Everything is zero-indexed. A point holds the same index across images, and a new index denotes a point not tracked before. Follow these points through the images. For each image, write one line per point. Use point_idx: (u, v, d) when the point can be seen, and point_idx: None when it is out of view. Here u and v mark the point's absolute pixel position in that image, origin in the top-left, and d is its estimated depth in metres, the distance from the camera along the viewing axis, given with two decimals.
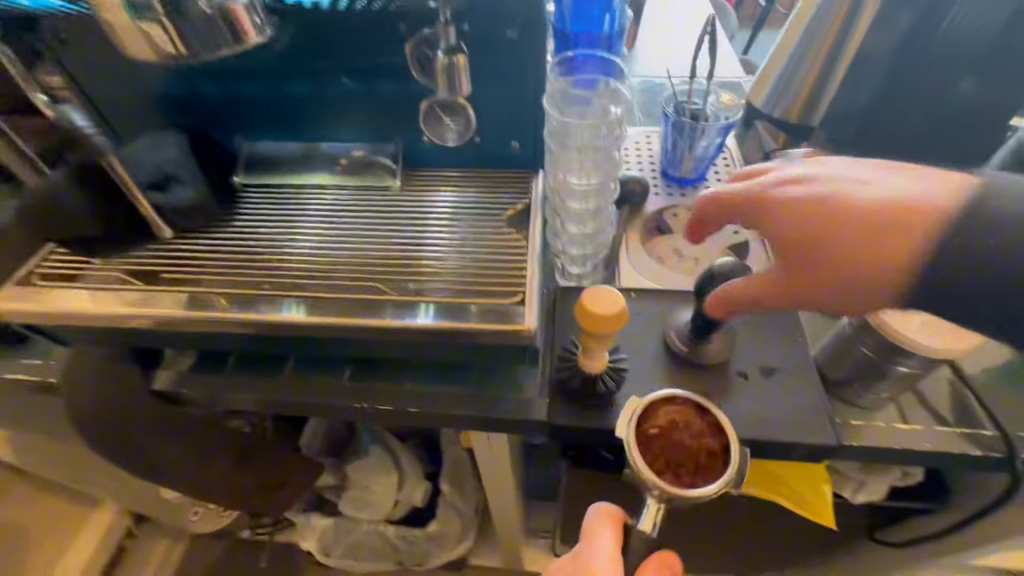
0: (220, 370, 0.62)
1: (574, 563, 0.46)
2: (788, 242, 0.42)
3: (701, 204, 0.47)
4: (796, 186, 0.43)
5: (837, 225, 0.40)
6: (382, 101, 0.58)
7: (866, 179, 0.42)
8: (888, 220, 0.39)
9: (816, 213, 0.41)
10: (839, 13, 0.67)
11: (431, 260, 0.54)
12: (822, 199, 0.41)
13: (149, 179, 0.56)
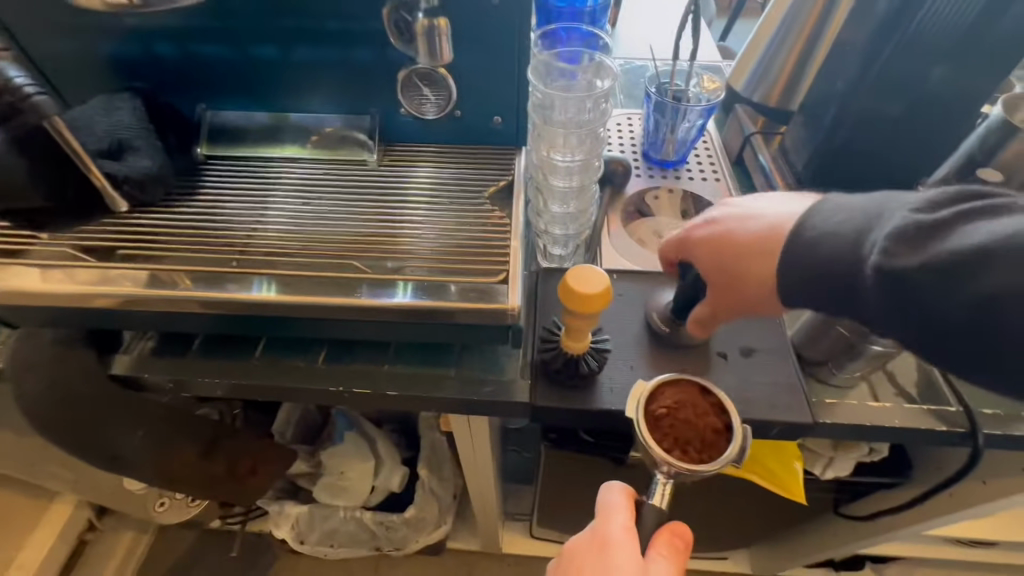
0: (185, 353, 0.59)
1: (590, 540, 0.45)
2: (708, 273, 0.49)
3: (663, 243, 0.53)
4: (711, 222, 0.49)
5: (739, 253, 0.46)
6: (356, 69, 0.55)
7: (760, 209, 0.47)
8: (768, 246, 0.45)
9: (725, 245, 0.47)
10: (813, 12, 0.71)
11: (409, 238, 0.52)
12: (727, 232, 0.48)
13: (100, 146, 0.52)
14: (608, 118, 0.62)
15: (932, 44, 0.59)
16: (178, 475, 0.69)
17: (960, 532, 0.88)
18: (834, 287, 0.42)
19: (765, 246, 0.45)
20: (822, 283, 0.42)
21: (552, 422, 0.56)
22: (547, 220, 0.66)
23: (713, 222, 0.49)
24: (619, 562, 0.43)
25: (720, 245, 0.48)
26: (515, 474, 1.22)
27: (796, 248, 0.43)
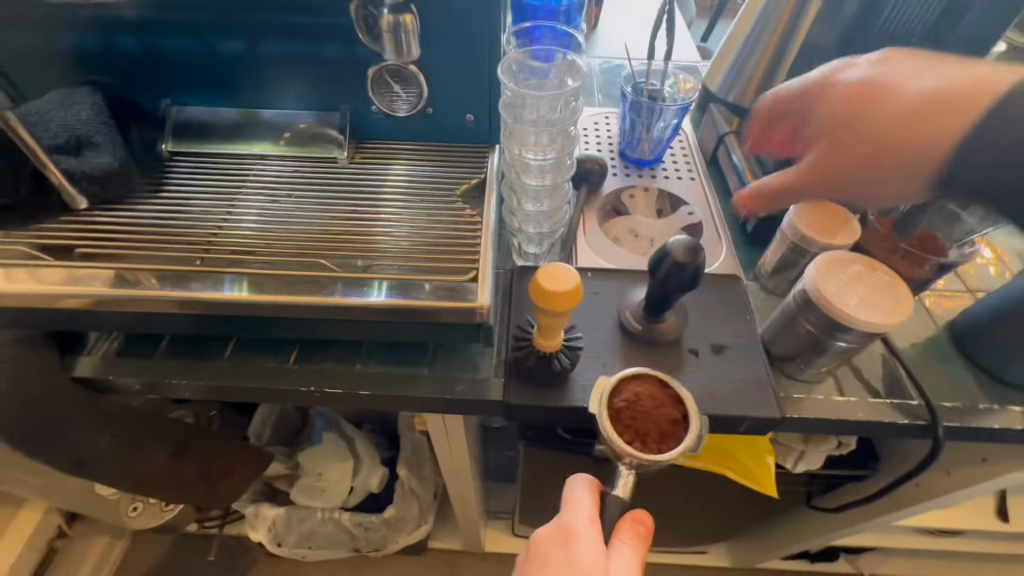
0: (153, 353, 0.58)
1: (554, 530, 0.45)
2: (842, 129, 0.50)
3: (766, 101, 0.57)
4: (864, 79, 0.50)
5: (898, 114, 0.47)
6: (326, 65, 0.54)
7: (917, 76, 0.48)
8: (930, 108, 0.47)
9: (878, 107, 0.48)
10: (783, 15, 0.70)
11: (382, 236, 0.51)
12: (880, 95, 0.49)
13: (57, 141, 0.50)
14: (578, 117, 0.63)
15: (893, 39, 0.69)
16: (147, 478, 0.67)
17: (926, 521, 0.91)
18: None
19: (953, 107, 0.46)
20: None
21: (527, 419, 0.56)
22: (521, 219, 0.66)
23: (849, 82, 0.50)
24: (583, 551, 0.44)
25: (879, 101, 0.48)
26: (497, 473, 1.22)
27: (993, 119, 0.44)
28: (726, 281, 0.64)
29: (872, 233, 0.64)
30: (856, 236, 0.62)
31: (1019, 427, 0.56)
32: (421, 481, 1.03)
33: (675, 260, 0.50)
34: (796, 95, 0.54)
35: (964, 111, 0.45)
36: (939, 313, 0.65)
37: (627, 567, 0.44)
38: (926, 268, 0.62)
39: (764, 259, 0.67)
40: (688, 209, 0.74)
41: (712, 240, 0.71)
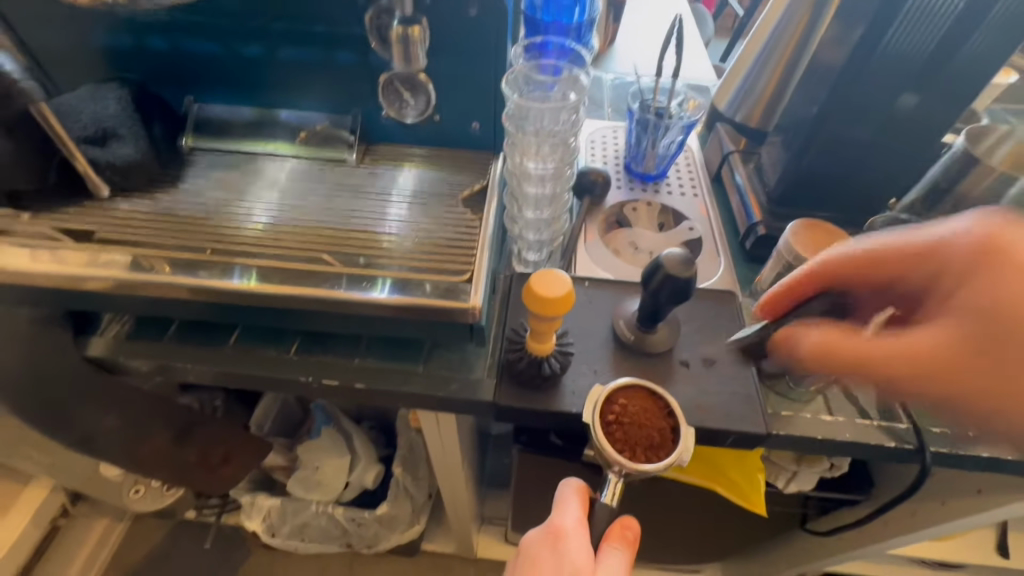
0: (161, 338, 0.60)
1: (543, 534, 0.45)
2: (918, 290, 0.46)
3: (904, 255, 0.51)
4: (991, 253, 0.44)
5: (965, 303, 0.43)
6: (341, 71, 0.57)
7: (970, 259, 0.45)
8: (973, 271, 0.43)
9: (982, 277, 0.43)
10: (800, 23, 0.72)
11: (386, 236, 0.54)
12: (870, 252, 0.49)
13: (85, 133, 0.53)
14: (579, 130, 0.63)
15: (900, 64, 0.59)
16: (148, 461, 0.69)
17: (925, 551, 0.89)
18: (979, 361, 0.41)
19: (880, 270, 0.49)
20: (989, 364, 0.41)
21: (517, 421, 0.57)
22: (521, 226, 0.67)
23: (955, 234, 0.45)
24: (574, 551, 0.44)
25: (987, 264, 0.43)
26: (493, 478, 1.22)
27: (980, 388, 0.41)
28: (721, 296, 0.65)
29: None
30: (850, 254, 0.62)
31: (1009, 457, 0.55)
32: (415, 481, 1.04)
33: (667, 273, 0.51)
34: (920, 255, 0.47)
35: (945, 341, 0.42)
36: None
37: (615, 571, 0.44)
38: None
39: (761, 276, 0.68)
40: (689, 225, 0.75)
41: (710, 256, 0.72)
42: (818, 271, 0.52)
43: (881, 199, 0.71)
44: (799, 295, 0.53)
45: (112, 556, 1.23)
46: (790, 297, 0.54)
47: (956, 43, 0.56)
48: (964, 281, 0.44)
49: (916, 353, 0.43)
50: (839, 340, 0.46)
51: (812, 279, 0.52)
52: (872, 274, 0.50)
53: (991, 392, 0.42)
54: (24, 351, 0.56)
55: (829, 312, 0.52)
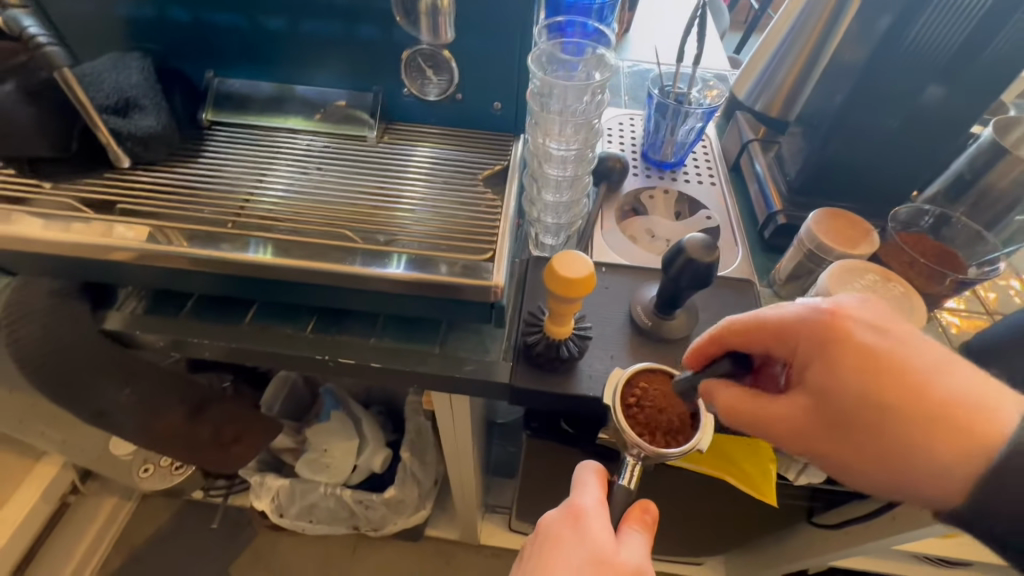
0: (178, 314, 0.60)
1: (563, 513, 0.46)
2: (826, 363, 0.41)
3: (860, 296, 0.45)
4: (875, 329, 0.41)
5: (813, 385, 0.42)
6: (361, 46, 0.56)
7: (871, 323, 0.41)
8: (825, 345, 0.41)
9: (826, 358, 0.41)
10: (819, 23, 0.71)
11: (401, 214, 0.53)
12: (764, 318, 0.45)
13: (108, 102, 0.52)
14: (603, 110, 0.62)
15: (919, 65, 0.59)
16: (161, 438, 0.65)
17: (926, 546, 0.86)
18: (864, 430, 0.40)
19: (763, 337, 0.45)
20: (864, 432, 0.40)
21: (533, 405, 0.57)
22: (539, 209, 0.67)
23: (818, 311, 0.43)
24: (596, 530, 0.44)
25: (830, 346, 0.41)
26: (497, 467, 1.22)
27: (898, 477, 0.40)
28: (739, 285, 0.64)
29: (892, 246, 0.63)
30: (874, 245, 0.62)
31: None
32: (423, 466, 1.04)
33: (689, 257, 0.51)
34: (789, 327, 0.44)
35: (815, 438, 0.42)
36: (956, 334, 0.64)
37: (638, 552, 0.44)
38: (944, 284, 0.60)
39: (779, 266, 0.67)
40: (707, 213, 0.74)
41: (728, 245, 0.71)
42: (718, 335, 0.47)
43: (904, 192, 0.70)
44: (706, 357, 0.48)
45: (118, 537, 1.21)
46: (700, 357, 0.48)
47: (985, 36, 0.55)
48: (817, 355, 0.42)
49: (780, 420, 0.42)
50: (740, 403, 0.44)
51: (718, 341, 0.47)
52: (754, 340, 0.46)
53: (843, 460, 0.41)
54: (44, 322, 0.56)
55: (736, 372, 0.46)
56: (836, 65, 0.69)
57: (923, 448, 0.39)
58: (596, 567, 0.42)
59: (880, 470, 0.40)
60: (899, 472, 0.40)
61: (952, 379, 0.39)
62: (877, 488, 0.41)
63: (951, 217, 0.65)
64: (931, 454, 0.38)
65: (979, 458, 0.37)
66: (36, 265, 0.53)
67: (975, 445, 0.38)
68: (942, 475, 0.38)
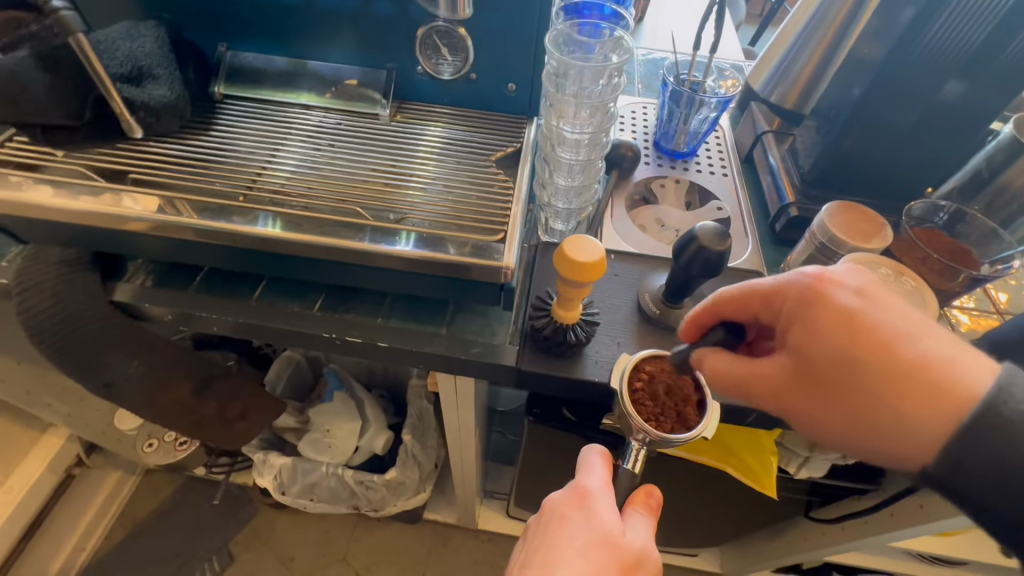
0: (186, 288, 0.60)
1: (570, 493, 0.46)
2: (807, 325, 0.40)
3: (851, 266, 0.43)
4: (859, 294, 0.39)
5: (793, 344, 0.41)
6: (375, 21, 0.56)
7: (859, 290, 0.40)
8: (804, 309, 0.41)
9: (803, 319, 0.40)
10: (835, 20, 0.70)
11: (411, 190, 0.53)
12: (754, 286, 0.45)
13: (122, 70, 0.52)
14: (619, 94, 0.61)
15: (938, 60, 0.58)
16: (166, 410, 0.65)
17: (923, 544, 0.85)
18: (841, 391, 0.39)
19: (751, 302, 0.45)
20: (843, 394, 0.39)
21: (538, 389, 0.57)
22: (550, 192, 0.67)
23: (804, 274, 0.42)
24: (602, 512, 0.45)
25: (810, 307, 0.40)
26: (497, 454, 1.23)
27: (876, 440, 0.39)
28: (748, 276, 0.64)
29: (903, 241, 0.62)
30: (886, 238, 0.61)
31: None
32: (425, 449, 1.04)
33: (700, 245, 0.50)
34: (776, 291, 0.43)
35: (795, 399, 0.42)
36: (964, 331, 0.63)
37: (643, 534, 0.45)
38: (956, 280, 0.60)
39: (790, 257, 0.66)
40: (718, 204, 0.74)
41: (738, 236, 0.70)
42: (712, 305, 0.47)
43: (917, 187, 0.69)
44: (701, 327, 0.49)
45: (122, 509, 1.22)
46: (694, 328, 0.49)
47: (1004, 36, 0.54)
48: (797, 317, 0.41)
49: (761, 378, 0.43)
50: (731, 364, 0.44)
51: (711, 310, 0.47)
52: (744, 307, 0.45)
53: (822, 420, 0.41)
54: (54, 292, 0.56)
55: (729, 342, 0.46)
56: (854, 63, 0.66)
57: (901, 411, 0.37)
58: (602, 548, 0.43)
59: (852, 429, 0.39)
60: (877, 436, 0.38)
61: (930, 342, 0.38)
62: (854, 448, 0.40)
63: (966, 214, 0.65)
64: (907, 415, 0.37)
65: (952, 415, 0.36)
66: (51, 234, 0.53)
67: (948, 405, 0.36)
68: (919, 435, 0.37)
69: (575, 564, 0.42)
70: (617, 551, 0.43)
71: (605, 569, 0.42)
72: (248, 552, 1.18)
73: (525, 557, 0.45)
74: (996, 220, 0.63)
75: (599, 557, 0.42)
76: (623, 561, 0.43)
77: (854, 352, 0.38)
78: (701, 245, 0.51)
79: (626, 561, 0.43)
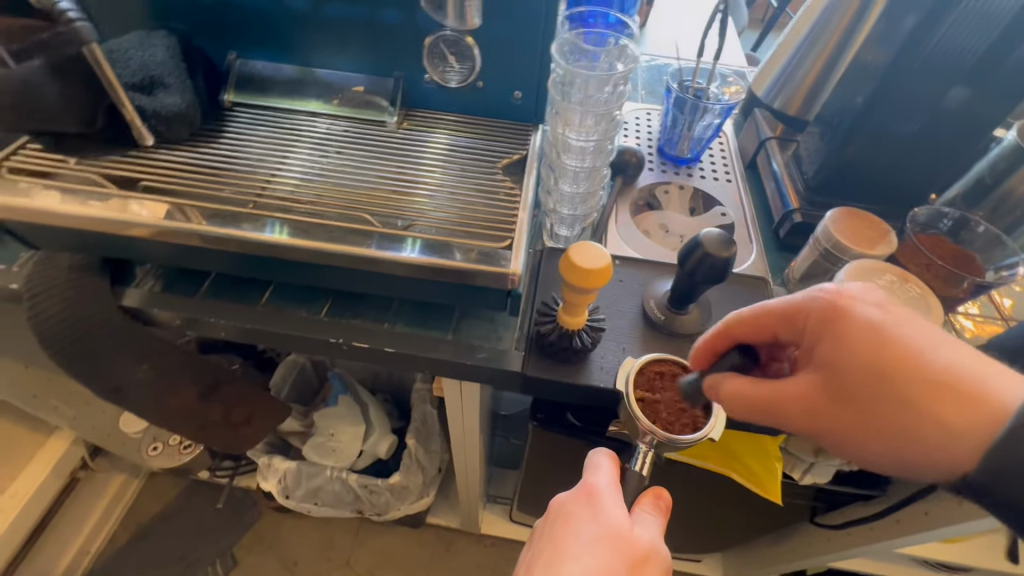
0: (193, 293, 0.61)
1: (578, 492, 0.46)
2: (832, 341, 0.41)
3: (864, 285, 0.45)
4: (879, 309, 0.41)
5: (819, 359, 0.42)
6: (383, 31, 0.57)
7: (879, 306, 0.41)
8: (828, 326, 0.42)
9: (828, 334, 0.42)
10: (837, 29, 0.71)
11: (418, 198, 0.54)
12: (769, 307, 0.46)
13: (134, 79, 0.53)
14: (624, 102, 0.61)
15: (941, 66, 0.58)
16: (173, 414, 0.65)
17: (929, 550, 0.85)
18: (871, 403, 0.39)
19: (771, 321, 0.46)
20: (873, 406, 0.39)
21: (544, 394, 0.57)
22: (555, 199, 0.67)
23: (825, 292, 0.43)
24: (609, 508, 0.45)
25: (834, 322, 0.41)
26: (500, 458, 1.23)
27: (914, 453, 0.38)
28: (752, 283, 0.64)
29: (909, 246, 0.62)
30: (891, 245, 0.62)
31: None
32: (428, 453, 1.04)
33: (705, 252, 0.51)
34: (796, 310, 0.44)
35: (824, 417, 0.41)
36: (969, 337, 0.63)
37: (651, 531, 0.45)
38: (961, 287, 0.60)
39: (795, 263, 0.67)
40: (722, 210, 0.74)
41: (743, 242, 0.70)
42: (728, 326, 0.48)
43: (921, 193, 0.69)
44: (714, 351, 0.49)
45: (126, 513, 1.22)
46: (708, 353, 0.49)
47: (1011, 41, 0.55)
48: (821, 334, 0.42)
49: (791, 398, 0.42)
50: (751, 384, 0.44)
51: (727, 334, 0.48)
52: (763, 328, 0.46)
53: (853, 435, 0.41)
54: (65, 296, 0.57)
55: (746, 364, 0.47)
56: (856, 71, 0.67)
57: (934, 421, 0.37)
58: (609, 543, 0.43)
59: (884, 442, 0.39)
60: (914, 451, 0.38)
61: (952, 352, 0.39)
62: (887, 463, 0.40)
63: (971, 220, 0.65)
64: (941, 425, 0.37)
65: (985, 424, 0.36)
66: (63, 239, 0.54)
67: (979, 412, 0.36)
68: (950, 442, 0.37)
69: (583, 559, 0.42)
70: (625, 548, 0.43)
71: (613, 564, 0.42)
72: (251, 555, 1.18)
73: (533, 555, 0.45)
74: (1000, 226, 0.63)
75: (607, 555, 0.42)
76: (631, 557, 0.43)
77: (882, 364, 0.39)
78: (706, 251, 0.51)
79: (635, 556, 0.43)
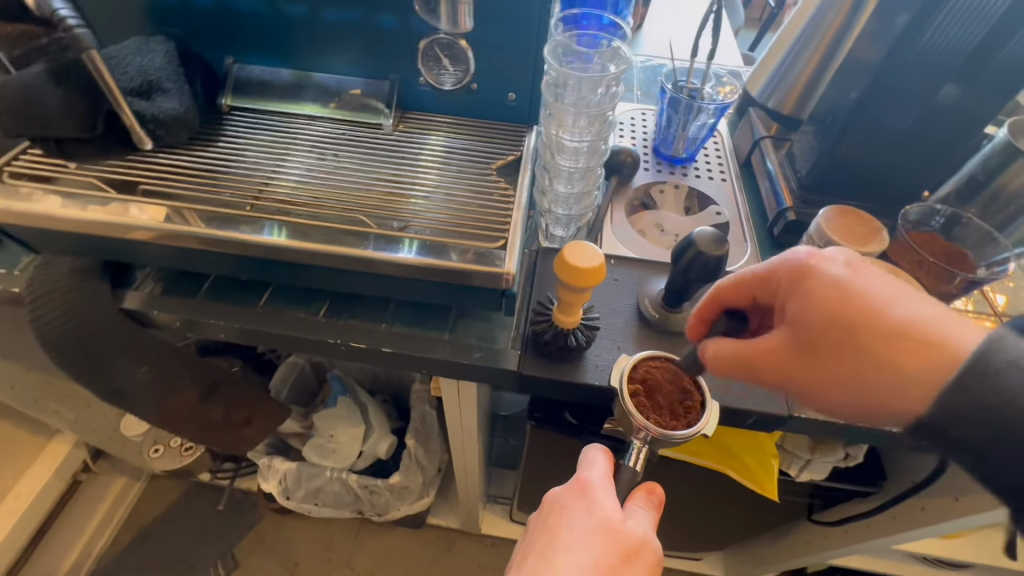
0: (192, 296, 0.61)
1: (572, 486, 0.47)
2: (803, 299, 0.42)
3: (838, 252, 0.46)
4: (846, 267, 0.42)
5: (790, 317, 0.43)
6: (378, 34, 0.58)
7: (845, 265, 0.42)
8: (799, 285, 0.43)
9: (798, 292, 0.43)
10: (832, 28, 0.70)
11: (413, 198, 0.54)
12: (747, 271, 0.47)
13: (132, 85, 0.54)
14: (618, 102, 0.62)
15: (933, 64, 0.58)
16: (172, 416, 0.66)
17: (928, 546, 0.85)
18: (840, 355, 0.40)
19: (748, 286, 0.47)
20: (840, 359, 0.41)
21: (540, 393, 0.58)
22: (550, 199, 0.67)
23: (795, 254, 0.44)
24: (603, 501, 0.45)
25: (803, 279, 0.43)
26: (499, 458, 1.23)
27: (881, 398, 0.40)
28: None
29: (900, 243, 0.63)
30: (884, 243, 0.62)
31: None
32: (428, 453, 1.04)
33: (699, 250, 0.51)
34: (772, 272, 0.46)
35: (796, 372, 0.43)
36: None
37: (645, 524, 0.46)
38: (952, 283, 0.60)
39: None
40: (716, 209, 0.75)
41: (737, 241, 0.71)
42: (714, 294, 0.49)
43: (915, 190, 0.70)
44: (705, 320, 0.50)
45: (127, 515, 1.23)
46: (700, 322, 0.50)
47: (999, 38, 0.55)
48: (792, 292, 0.43)
49: (763, 354, 0.43)
50: (734, 344, 0.45)
51: (714, 300, 0.49)
52: (743, 294, 0.48)
53: (823, 387, 0.42)
54: (66, 300, 0.58)
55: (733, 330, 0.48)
56: (849, 68, 0.68)
57: (897, 368, 0.39)
58: (602, 535, 0.43)
59: (853, 392, 0.41)
60: (880, 398, 0.40)
61: (913, 305, 0.40)
62: (854, 411, 0.42)
63: (962, 217, 0.65)
64: (906, 371, 0.39)
65: (941, 369, 0.38)
66: (63, 243, 0.55)
67: (942, 357, 0.38)
68: (912, 386, 0.39)
69: (576, 552, 0.42)
70: (618, 540, 0.43)
71: (606, 556, 0.42)
72: (253, 556, 1.19)
73: (526, 548, 0.46)
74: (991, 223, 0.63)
75: (600, 547, 0.43)
76: (624, 549, 0.43)
77: (850, 316, 0.40)
78: (699, 250, 0.51)
79: (627, 547, 0.43)
